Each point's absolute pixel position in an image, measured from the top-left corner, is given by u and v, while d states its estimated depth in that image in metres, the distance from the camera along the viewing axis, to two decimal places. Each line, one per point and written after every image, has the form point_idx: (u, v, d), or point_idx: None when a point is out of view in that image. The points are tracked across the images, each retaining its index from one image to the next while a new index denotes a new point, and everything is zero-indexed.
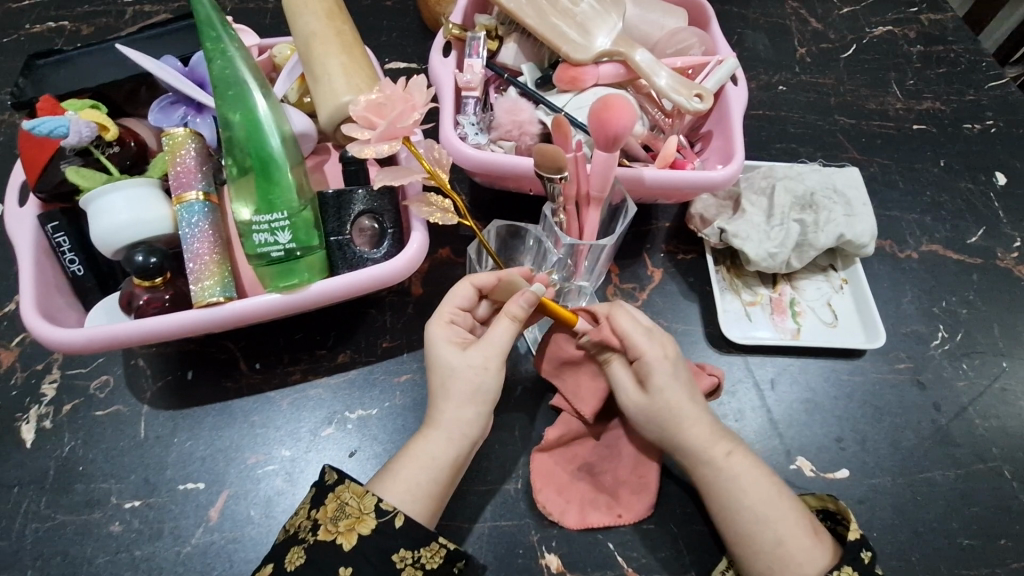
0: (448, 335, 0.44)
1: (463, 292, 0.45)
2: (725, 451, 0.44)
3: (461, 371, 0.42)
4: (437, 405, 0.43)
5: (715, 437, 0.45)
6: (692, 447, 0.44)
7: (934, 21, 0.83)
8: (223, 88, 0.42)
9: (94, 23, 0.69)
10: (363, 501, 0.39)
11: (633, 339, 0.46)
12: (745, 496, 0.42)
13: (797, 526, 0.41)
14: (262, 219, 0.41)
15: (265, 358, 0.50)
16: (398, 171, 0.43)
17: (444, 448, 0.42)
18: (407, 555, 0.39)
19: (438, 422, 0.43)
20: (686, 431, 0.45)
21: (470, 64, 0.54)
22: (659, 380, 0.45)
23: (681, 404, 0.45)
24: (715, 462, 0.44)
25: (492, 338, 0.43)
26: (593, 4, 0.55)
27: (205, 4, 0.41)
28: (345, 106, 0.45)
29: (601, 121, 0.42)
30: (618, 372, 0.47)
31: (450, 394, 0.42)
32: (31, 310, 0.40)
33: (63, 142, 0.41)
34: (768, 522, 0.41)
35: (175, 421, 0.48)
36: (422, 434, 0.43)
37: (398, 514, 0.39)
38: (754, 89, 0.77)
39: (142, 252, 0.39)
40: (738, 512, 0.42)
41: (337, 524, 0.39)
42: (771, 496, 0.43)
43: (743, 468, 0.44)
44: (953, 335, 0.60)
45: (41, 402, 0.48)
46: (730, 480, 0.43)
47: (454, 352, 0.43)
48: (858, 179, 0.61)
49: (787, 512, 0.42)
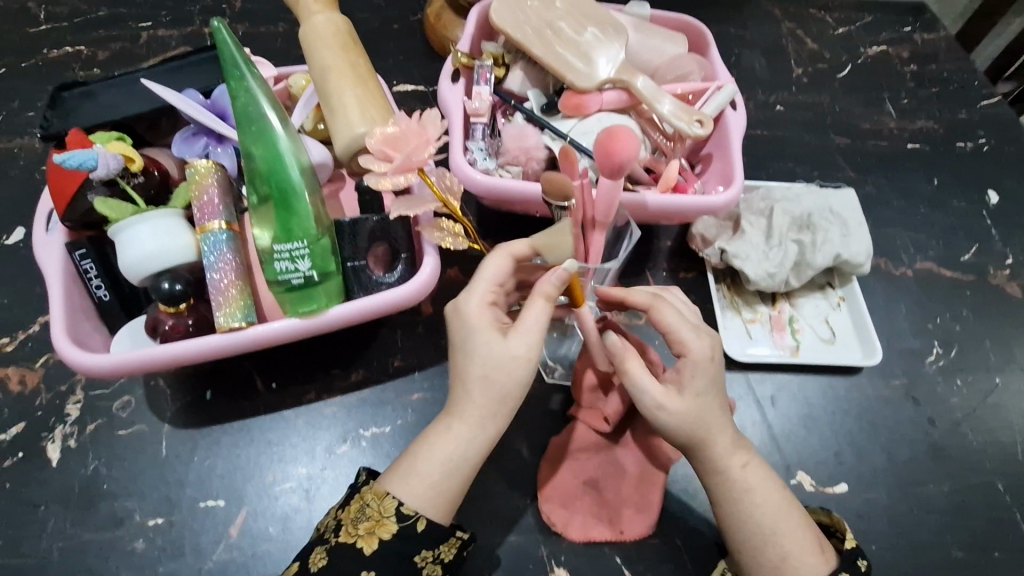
0: (489, 318, 0.44)
1: (495, 270, 0.45)
2: (741, 463, 0.45)
3: (502, 360, 0.42)
4: (468, 394, 0.43)
5: (734, 449, 0.45)
6: (714, 457, 0.45)
7: (927, 40, 0.86)
8: (248, 123, 0.43)
9: (111, 48, 0.72)
10: (383, 504, 0.42)
11: (677, 333, 0.45)
12: (755, 508, 0.44)
13: (800, 540, 0.43)
14: (283, 247, 0.43)
15: (281, 378, 0.52)
16: (411, 202, 0.44)
17: (470, 440, 0.43)
18: (428, 555, 0.41)
19: (466, 412, 0.43)
20: (709, 439, 0.45)
21: (478, 91, 0.57)
22: (698, 383, 0.44)
23: (712, 413, 0.45)
24: (733, 475, 0.45)
25: (529, 324, 0.42)
26: (596, 34, 0.57)
27: (230, 44, 0.43)
28: (361, 137, 0.46)
29: (607, 150, 0.44)
30: (642, 379, 0.44)
31: (485, 385, 0.42)
32: (61, 336, 0.41)
33: (92, 174, 0.42)
34: (775, 535, 0.43)
35: (195, 439, 0.50)
36: (446, 424, 0.43)
37: (420, 518, 0.41)
38: (752, 108, 0.79)
39: (168, 279, 0.42)
40: (748, 519, 0.44)
41: (358, 527, 0.41)
42: (780, 511, 0.44)
43: (757, 483, 0.45)
44: (947, 352, 0.62)
45: (66, 421, 0.49)
46: (740, 491, 0.44)
47: (490, 337, 0.43)
48: (854, 201, 0.62)
49: (795, 528, 0.44)
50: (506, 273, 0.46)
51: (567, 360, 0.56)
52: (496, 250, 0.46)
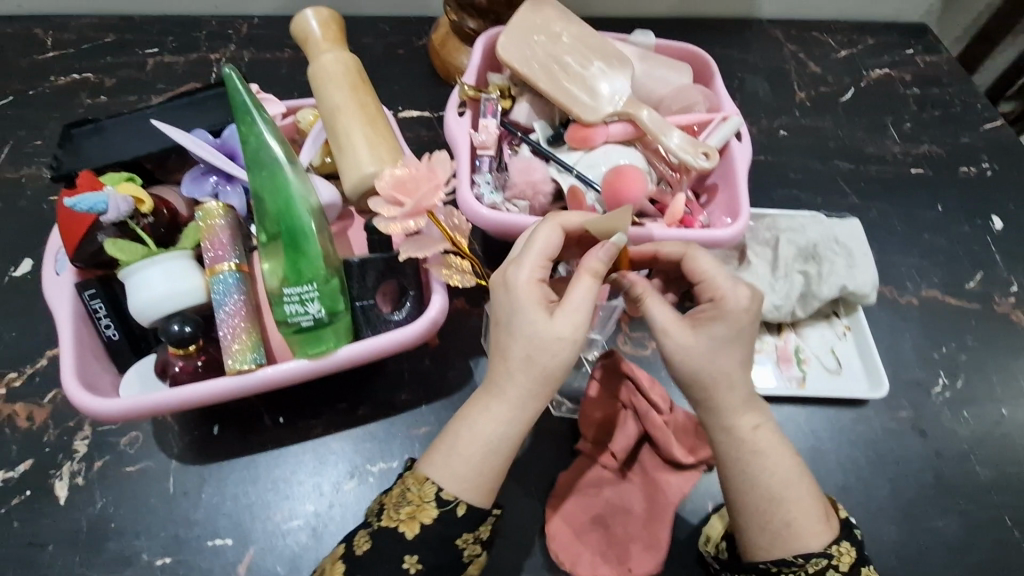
0: (538, 295, 0.41)
1: (546, 243, 0.43)
2: (752, 424, 0.43)
3: (548, 339, 0.40)
4: (511, 374, 0.41)
5: (749, 408, 0.43)
6: (725, 409, 0.43)
7: (929, 63, 0.87)
8: (259, 169, 0.44)
9: (117, 74, 0.73)
10: (424, 489, 0.40)
11: (712, 281, 0.45)
12: (764, 469, 0.42)
13: (807, 509, 0.42)
14: (292, 291, 0.43)
15: (288, 412, 0.52)
16: (421, 241, 0.44)
17: (513, 423, 0.41)
18: (468, 537, 0.41)
19: (507, 392, 0.41)
20: (721, 385, 0.43)
21: (485, 124, 0.57)
22: (719, 328, 0.43)
23: (729, 361, 0.43)
24: (743, 433, 0.43)
25: (576, 302, 0.41)
26: (602, 67, 0.58)
27: (241, 90, 0.43)
28: (370, 177, 0.46)
29: (615, 190, 0.53)
30: (657, 308, 0.44)
31: (531, 367, 0.40)
32: (71, 380, 0.41)
33: (102, 218, 0.43)
34: (781, 501, 0.41)
35: (202, 476, 0.50)
36: (484, 402, 0.41)
37: (460, 503, 0.40)
38: (755, 133, 0.79)
39: (178, 321, 0.42)
40: (755, 486, 0.42)
41: (399, 512, 0.40)
42: (789, 476, 0.42)
43: (769, 444, 0.43)
44: (953, 383, 0.62)
45: (73, 458, 0.49)
46: (749, 454, 0.42)
47: (538, 315, 0.40)
48: (860, 232, 0.62)
49: (803, 498, 0.42)
50: (556, 246, 0.44)
51: (574, 393, 0.56)
52: (546, 220, 0.45)
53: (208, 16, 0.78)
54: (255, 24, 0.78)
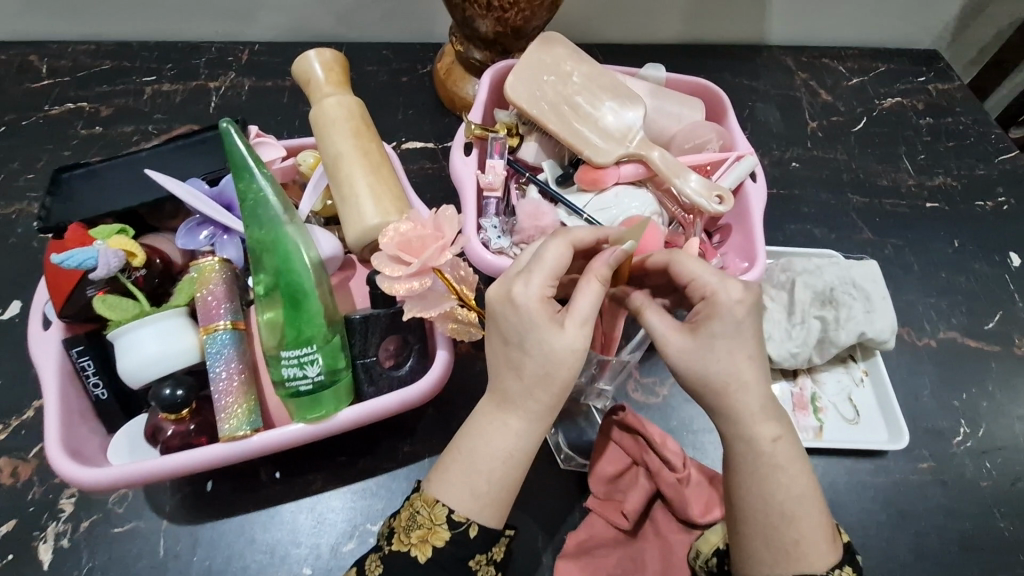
0: (547, 312, 0.37)
1: (555, 258, 0.39)
2: (772, 435, 0.38)
3: (562, 354, 0.37)
4: (528, 389, 0.37)
5: (765, 416, 0.38)
6: (737, 416, 0.38)
7: (942, 91, 0.85)
8: (258, 226, 0.42)
9: (112, 103, 0.71)
10: (434, 511, 0.37)
11: (700, 280, 0.40)
12: (780, 485, 0.38)
13: (816, 529, 0.37)
14: (292, 353, 0.41)
15: (285, 467, 0.50)
16: (426, 299, 0.41)
17: (531, 436, 0.38)
18: (482, 558, 0.38)
19: (520, 407, 0.38)
20: (733, 392, 0.37)
21: (491, 164, 0.55)
22: (717, 325, 0.38)
23: (733, 359, 0.37)
24: (758, 444, 0.38)
25: (582, 308, 0.37)
26: (613, 107, 0.56)
27: (239, 144, 0.41)
28: (374, 230, 0.45)
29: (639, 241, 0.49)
30: (654, 318, 0.40)
31: (548, 383, 0.37)
32: (56, 449, 0.39)
33: (92, 274, 0.40)
34: (793, 519, 0.37)
35: (195, 537, 0.47)
36: (493, 414, 0.38)
37: (472, 525, 0.37)
38: (767, 164, 0.77)
39: (170, 385, 0.40)
40: (765, 497, 0.38)
41: (410, 535, 0.37)
42: (806, 494, 0.38)
43: (789, 459, 0.38)
44: (974, 431, 0.59)
45: (59, 518, 0.47)
46: (765, 466, 0.38)
47: (552, 332, 0.37)
48: (877, 273, 0.60)
49: (813, 516, 0.37)
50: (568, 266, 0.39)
51: (581, 445, 0.54)
52: (557, 236, 0.40)
53: (208, 43, 0.76)
54: (256, 50, 0.76)
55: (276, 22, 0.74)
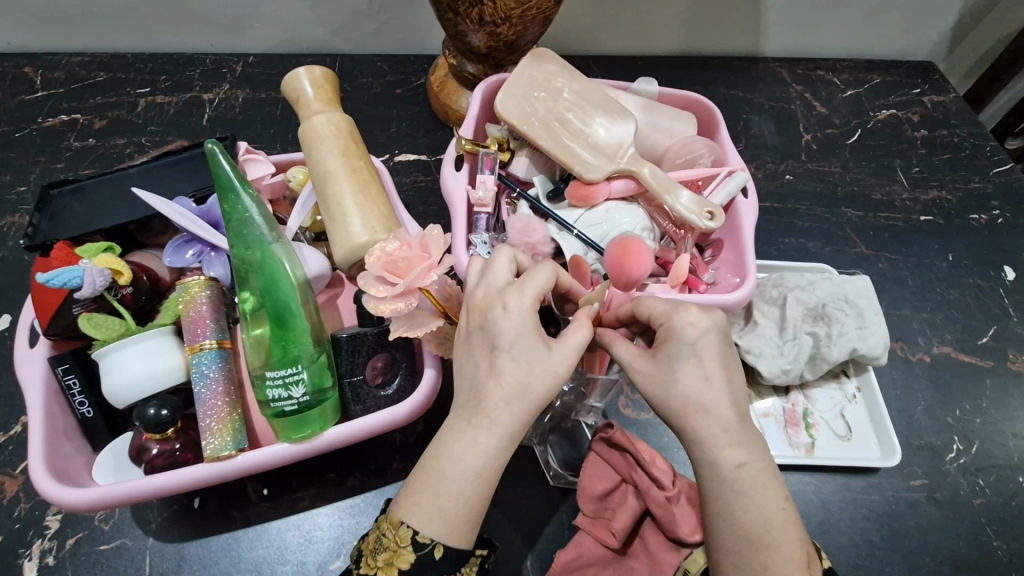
0: (531, 324, 0.37)
1: (548, 275, 0.38)
2: (735, 459, 0.36)
3: (544, 370, 0.36)
4: (505, 402, 0.35)
5: (729, 440, 0.36)
6: (696, 439, 0.36)
7: (937, 103, 0.85)
8: (244, 245, 0.42)
9: (106, 115, 0.71)
10: (398, 533, 0.35)
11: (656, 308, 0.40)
12: (745, 511, 0.35)
13: (789, 558, 0.35)
14: (277, 373, 0.40)
15: (273, 483, 0.50)
16: (413, 318, 0.41)
17: (501, 454, 0.35)
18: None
19: (491, 420, 0.35)
20: (694, 417, 0.36)
21: (482, 180, 0.55)
22: (674, 347, 0.37)
23: (693, 382, 0.37)
24: (720, 467, 0.36)
25: (571, 341, 0.37)
26: (604, 124, 0.56)
27: (223, 162, 0.41)
28: (362, 248, 0.45)
29: (630, 269, 0.45)
30: (620, 348, 0.40)
31: (523, 396, 0.36)
32: (40, 469, 0.39)
33: (78, 292, 0.40)
34: (760, 546, 0.35)
35: (181, 555, 0.47)
36: (460, 428, 0.36)
37: (438, 546, 0.34)
38: (761, 177, 0.77)
39: (155, 405, 0.39)
40: (733, 523, 0.36)
41: (377, 558, 0.35)
42: (775, 519, 0.35)
43: (754, 484, 0.35)
44: (968, 448, 0.59)
45: (44, 536, 0.47)
46: (730, 491, 0.36)
47: (537, 349, 0.36)
48: (869, 288, 0.60)
49: (786, 543, 0.35)
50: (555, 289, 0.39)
51: (571, 462, 0.55)
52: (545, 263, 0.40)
53: (203, 55, 0.76)
54: (250, 62, 0.76)
55: (271, 34, 0.75)
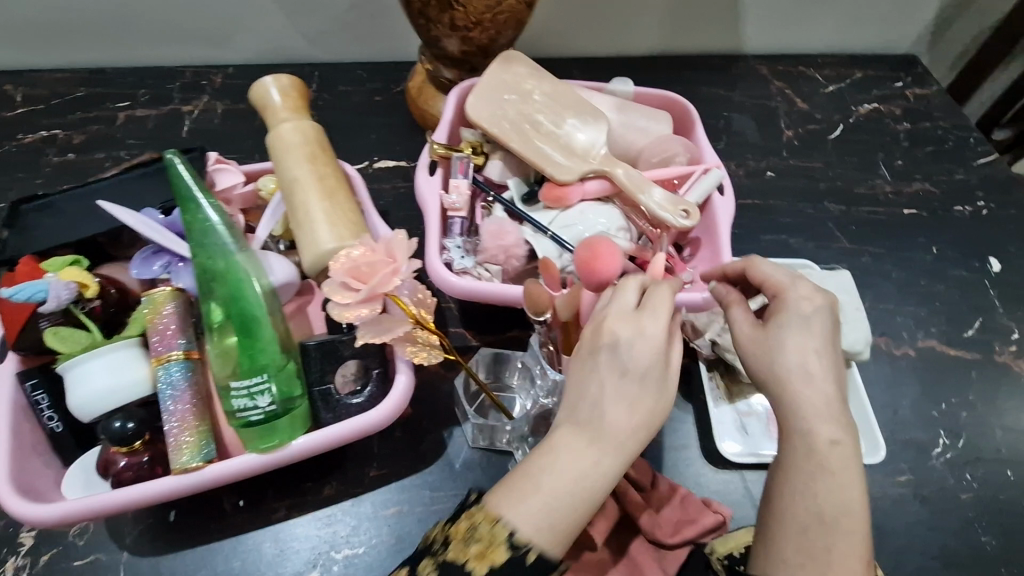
0: (655, 346, 0.36)
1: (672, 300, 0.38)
2: (831, 438, 0.38)
3: (666, 395, 0.36)
4: (633, 426, 0.35)
5: (833, 420, 0.38)
6: (795, 406, 0.39)
7: (920, 96, 0.84)
8: (206, 254, 0.42)
9: (86, 130, 0.71)
10: (494, 529, 0.34)
11: (772, 278, 0.43)
12: (827, 491, 0.37)
13: (853, 538, 0.37)
14: (242, 383, 0.40)
15: (249, 495, 0.49)
16: (380, 325, 0.42)
17: (617, 470, 0.35)
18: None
19: (618, 442, 0.35)
20: (795, 385, 0.39)
21: (455, 183, 0.55)
22: (786, 318, 0.41)
23: (799, 354, 0.39)
24: (815, 440, 0.38)
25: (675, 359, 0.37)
26: (576, 125, 0.56)
27: (184, 178, 0.43)
28: (327, 255, 0.44)
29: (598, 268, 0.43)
30: (737, 315, 0.43)
31: (651, 424, 0.36)
32: (5, 486, 0.39)
33: (41, 307, 0.41)
34: (829, 527, 0.37)
35: (156, 569, 0.47)
36: (582, 444, 0.35)
37: (531, 550, 0.33)
38: (743, 174, 0.77)
39: (120, 418, 0.39)
40: (812, 496, 0.37)
41: (468, 548, 0.34)
42: (852, 506, 0.37)
43: (845, 466, 0.37)
44: (954, 442, 0.58)
45: (18, 553, 0.47)
46: (824, 471, 0.38)
47: (666, 375, 0.37)
48: (850, 284, 0.59)
49: (851, 533, 0.37)
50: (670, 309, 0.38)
51: None
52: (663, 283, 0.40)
53: (183, 68, 0.76)
54: (229, 74, 0.76)
55: (250, 46, 0.75)
